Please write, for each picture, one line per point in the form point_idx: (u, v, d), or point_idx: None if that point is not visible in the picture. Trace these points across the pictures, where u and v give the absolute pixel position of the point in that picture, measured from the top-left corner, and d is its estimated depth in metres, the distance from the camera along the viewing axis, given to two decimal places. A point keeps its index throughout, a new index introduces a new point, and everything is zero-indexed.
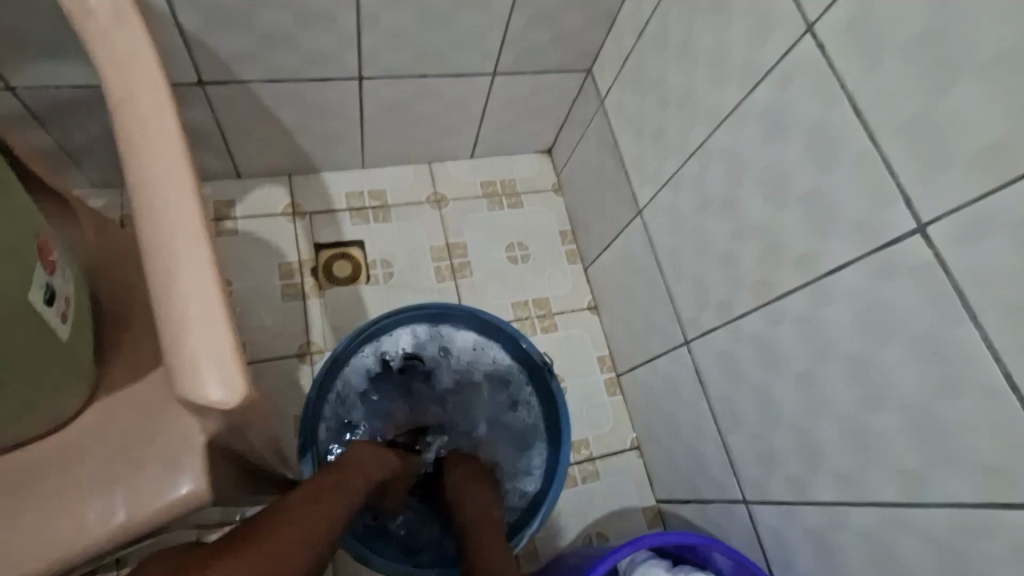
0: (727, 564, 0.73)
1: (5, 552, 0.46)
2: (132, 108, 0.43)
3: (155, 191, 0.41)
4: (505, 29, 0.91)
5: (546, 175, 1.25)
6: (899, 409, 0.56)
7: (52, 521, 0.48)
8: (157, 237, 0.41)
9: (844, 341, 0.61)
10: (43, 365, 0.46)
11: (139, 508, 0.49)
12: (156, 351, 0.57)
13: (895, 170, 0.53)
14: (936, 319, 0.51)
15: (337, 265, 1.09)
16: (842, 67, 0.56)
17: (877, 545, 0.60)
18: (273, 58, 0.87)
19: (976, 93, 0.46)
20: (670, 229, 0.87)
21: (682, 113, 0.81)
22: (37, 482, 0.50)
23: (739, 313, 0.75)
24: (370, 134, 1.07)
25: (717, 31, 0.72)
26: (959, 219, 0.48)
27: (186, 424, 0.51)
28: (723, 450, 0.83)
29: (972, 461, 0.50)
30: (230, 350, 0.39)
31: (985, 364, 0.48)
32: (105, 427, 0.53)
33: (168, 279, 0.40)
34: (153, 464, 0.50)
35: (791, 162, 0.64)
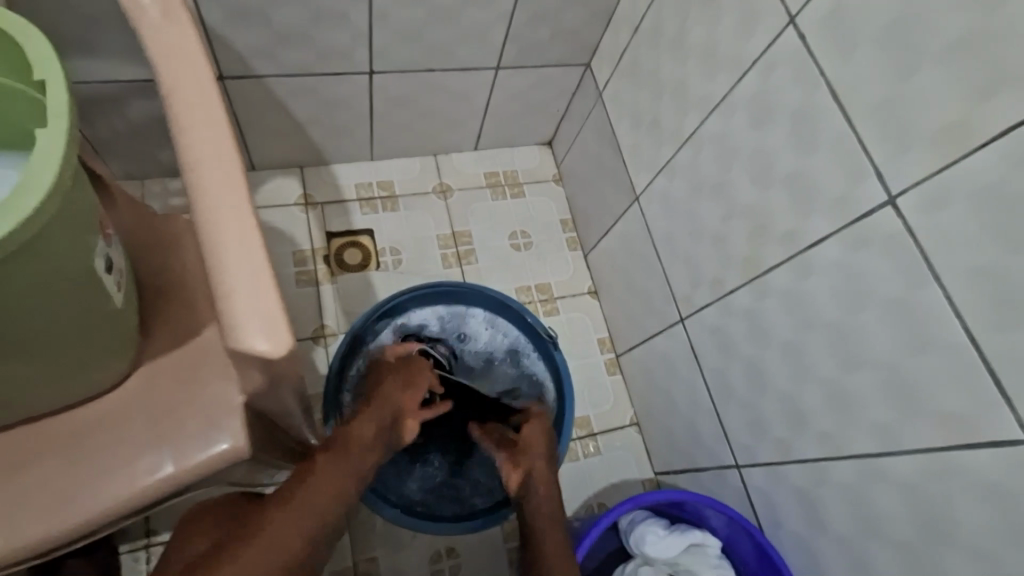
0: (719, 521, 0.79)
1: (68, 498, 0.52)
2: (182, 94, 0.48)
3: (204, 168, 0.47)
4: (508, 25, 0.96)
5: (547, 167, 1.30)
6: (874, 368, 0.61)
7: (108, 473, 0.53)
8: (207, 208, 0.46)
9: (824, 309, 0.66)
10: (98, 328, 0.51)
11: (185, 460, 0.54)
12: (194, 321, 0.62)
13: (869, 149, 0.58)
14: (905, 282, 0.56)
15: (347, 253, 1.14)
16: (821, 56, 0.61)
17: (857, 496, 0.66)
18: (289, 54, 0.92)
19: (938, 77, 0.51)
20: (665, 213, 0.92)
21: (675, 103, 0.86)
22: (90, 438, 0.55)
23: (730, 289, 0.80)
24: (379, 127, 1.12)
25: (707, 26, 0.77)
26: (925, 190, 0.53)
27: (226, 387, 0.57)
28: (716, 420, 0.88)
29: (937, 410, 0.55)
30: (276, 306, 0.44)
31: (948, 322, 0.53)
32: (148, 389, 0.58)
33: (217, 243, 0.45)
34: (196, 422, 0.55)
35: (775, 145, 0.69)
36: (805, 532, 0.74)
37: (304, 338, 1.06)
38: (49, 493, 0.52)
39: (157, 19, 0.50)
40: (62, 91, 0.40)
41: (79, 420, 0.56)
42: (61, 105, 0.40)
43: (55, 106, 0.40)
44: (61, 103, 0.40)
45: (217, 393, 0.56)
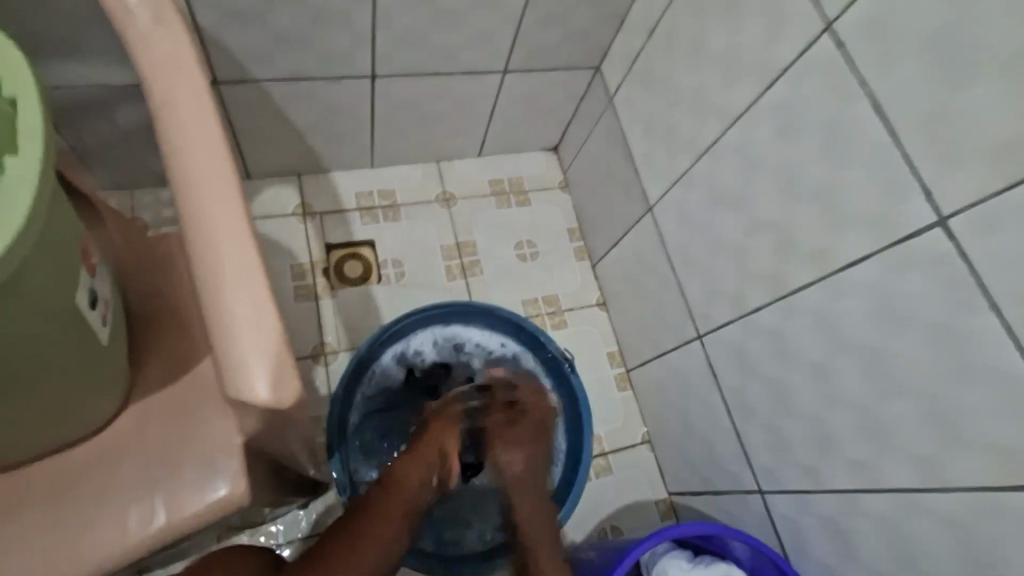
0: (745, 553, 0.75)
1: (50, 554, 0.47)
2: (174, 112, 0.44)
3: (200, 192, 0.42)
4: (516, 27, 0.92)
5: (552, 174, 1.26)
6: (917, 398, 0.57)
7: (94, 526, 0.48)
8: (203, 237, 0.41)
9: (860, 334, 0.62)
10: (83, 368, 0.46)
11: (179, 509, 0.49)
12: (189, 351, 0.57)
13: (915, 165, 0.54)
14: (955, 308, 0.52)
15: (347, 265, 1.09)
16: (861, 65, 0.58)
17: (894, 529, 0.62)
18: (288, 59, 0.87)
19: (995, 91, 0.48)
20: (682, 225, 0.88)
21: (693, 110, 0.82)
22: (75, 486, 0.50)
23: (754, 306, 0.76)
24: (379, 133, 1.07)
25: (729, 31, 0.73)
26: (979, 210, 0.50)
27: (224, 425, 0.52)
28: (736, 442, 0.84)
29: (989, 445, 0.52)
30: (279, 349, 0.40)
31: (1003, 352, 0.49)
32: (138, 430, 0.53)
33: (215, 278, 0.41)
34: (191, 465, 0.50)
35: (806, 158, 0.65)
36: (837, 563, 0.71)
37: (303, 355, 1.02)
38: (27, 550, 0.47)
39: (146, 27, 0.45)
40: (36, 112, 0.36)
41: (62, 466, 0.51)
42: (36, 128, 0.35)
43: (29, 129, 0.35)
44: (35, 125, 0.35)
45: (214, 433, 0.52)
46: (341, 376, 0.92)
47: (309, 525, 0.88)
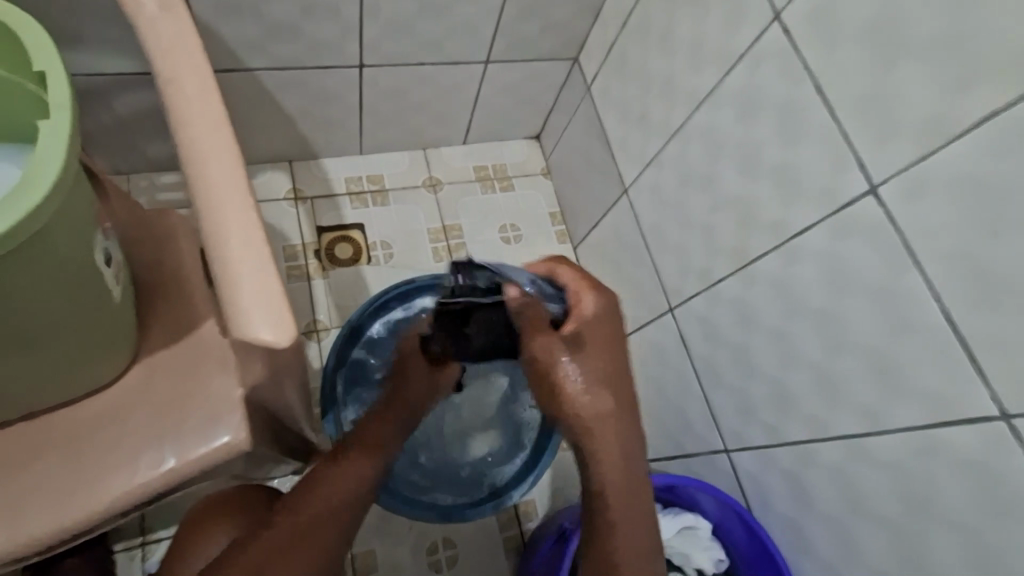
0: (710, 504, 0.81)
1: (69, 493, 0.51)
2: (180, 89, 0.48)
3: (205, 161, 0.47)
4: (498, 18, 0.97)
5: (535, 160, 1.31)
6: (860, 352, 0.63)
7: (108, 469, 0.52)
8: (208, 201, 0.46)
9: (811, 297, 0.68)
10: (97, 323, 0.50)
11: (185, 453, 0.54)
12: (192, 314, 0.61)
13: (853, 140, 0.60)
14: (890, 268, 0.58)
15: (338, 247, 1.14)
16: (807, 50, 0.63)
17: (842, 475, 0.68)
18: (281, 48, 0.91)
19: (917, 71, 0.54)
20: (655, 205, 0.94)
21: (664, 97, 0.87)
22: (90, 435, 0.54)
23: (719, 278, 0.82)
24: (368, 120, 1.12)
25: (694, 21, 0.79)
26: (905, 179, 0.56)
27: (227, 380, 0.57)
28: (705, 406, 0.90)
29: (920, 391, 0.58)
30: (279, 299, 0.45)
31: (928, 305, 0.55)
32: (147, 384, 0.57)
33: (219, 237, 0.45)
34: (196, 415, 0.55)
35: (761, 137, 0.71)
36: (793, 511, 0.77)
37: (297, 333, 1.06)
38: (48, 488, 0.51)
39: (155, 13, 0.50)
40: (63, 83, 0.40)
41: (78, 416, 0.55)
42: (64, 97, 0.40)
43: (58, 98, 0.40)
44: (63, 95, 0.40)
45: (218, 387, 0.57)
46: (335, 341, 0.92)
47: None
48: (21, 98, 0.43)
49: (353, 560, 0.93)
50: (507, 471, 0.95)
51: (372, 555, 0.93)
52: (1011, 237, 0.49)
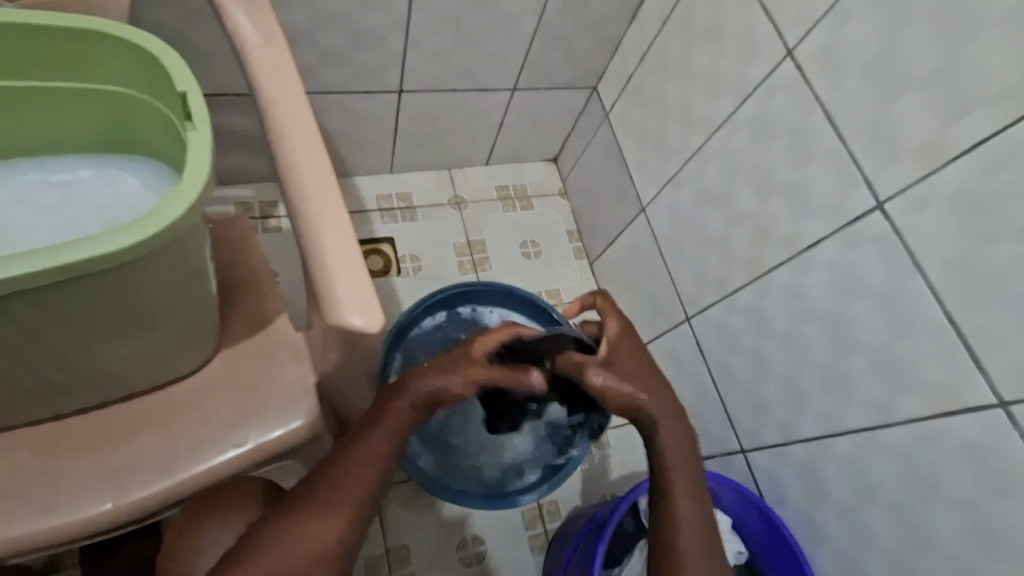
0: (730, 497, 0.87)
1: (164, 466, 0.57)
2: (278, 106, 0.55)
3: (301, 169, 0.53)
4: (528, 50, 1.06)
5: (552, 181, 1.39)
6: (868, 350, 0.70)
7: (198, 446, 0.58)
8: (306, 204, 0.52)
9: (822, 302, 0.75)
10: (198, 312, 0.56)
11: (266, 434, 0.59)
12: (265, 309, 0.67)
13: (859, 161, 0.68)
14: (893, 274, 0.66)
15: (370, 260, 1.20)
16: (816, 84, 0.72)
17: (853, 466, 0.74)
18: (331, 73, 0.99)
19: (915, 102, 0.62)
20: (671, 221, 1.01)
21: (681, 122, 0.96)
22: (179, 415, 0.59)
23: (734, 287, 0.89)
24: (401, 142, 1.20)
25: (711, 56, 0.87)
26: (907, 196, 0.63)
27: (301, 369, 0.62)
28: (721, 408, 0.96)
29: (924, 383, 0.64)
30: (368, 290, 0.51)
31: (931, 305, 0.62)
32: (228, 371, 0.62)
33: (315, 236, 0.52)
34: (274, 400, 0.61)
35: (774, 159, 0.79)
36: (807, 504, 0.82)
37: None
38: (146, 462, 0.57)
39: (257, 43, 0.57)
40: (200, 100, 0.47)
41: (168, 398, 0.60)
42: (203, 114, 0.47)
43: (198, 114, 0.47)
44: (202, 111, 0.47)
45: (294, 374, 0.62)
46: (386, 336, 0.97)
47: None
48: (166, 118, 0.51)
49: (387, 554, 0.96)
50: (531, 474, 1.00)
51: (405, 551, 0.97)
52: (1002, 244, 0.56)
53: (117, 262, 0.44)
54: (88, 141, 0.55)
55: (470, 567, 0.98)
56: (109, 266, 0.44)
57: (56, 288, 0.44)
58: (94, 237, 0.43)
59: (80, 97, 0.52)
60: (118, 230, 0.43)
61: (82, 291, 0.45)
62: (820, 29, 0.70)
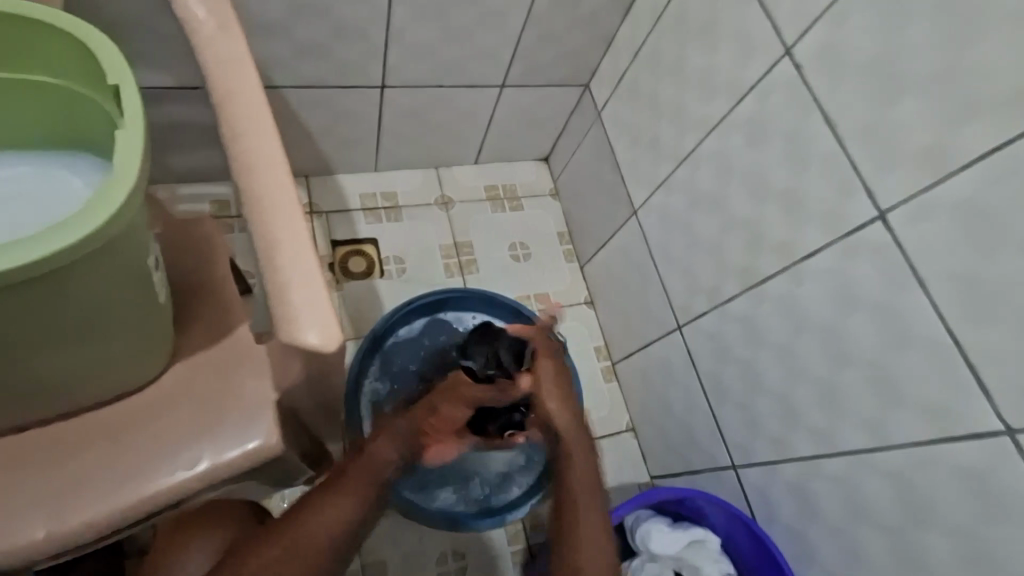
0: (719, 516, 0.83)
1: (108, 491, 0.52)
2: (233, 103, 0.51)
3: (257, 172, 0.49)
4: (515, 45, 1.01)
5: (543, 181, 1.35)
6: (864, 368, 0.66)
7: (147, 467, 0.54)
8: (260, 210, 0.49)
9: (817, 315, 0.71)
10: (144, 325, 0.52)
11: (221, 455, 0.55)
12: (228, 319, 0.63)
13: (859, 167, 0.64)
14: (893, 288, 0.62)
15: (352, 261, 1.16)
16: (814, 84, 0.68)
17: (846, 488, 0.70)
18: (308, 67, 0.95)
19: (919, 106, 0.58)
20: (663, 226, 0.97)
21: (674, 123, 0.92)
22: (127, 433, 0.55)
23: (726, 296, 0.86)
24: (385, 139, 1.15)
25: (706, 54, 0.83)
26: (908, 206, 0.59)
27: (261, 385, 0.58)
28: (712, 421, 0.92)
29: (923, 405, 0.60)
30: (326, 305, 0.47)
31: (932, 322, 0.59)
32: (184, 386, 0.58)
33: (270, 246, 0.48)
34: (231, 419, 0.57)
35: (770, 164, 0.75)
36: (799, 524, 0.78)
37: None
38: (90, 484, 0.53)
39: (212, 35, 0.53)
40: (136, 96, 0.43)
41: (118, 413, 0.56)
42: (136, 111, 0.43)
43: (131, 111, 0.43)
44: (135, 107, 0.43)
45: (253, 391, 0.58)
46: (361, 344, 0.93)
47: None
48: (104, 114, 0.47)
49: (364, 569, 0.93)
50: (514, 491, 0.96)
51: (383, 566, 0.93)
52: (1009, 260, 0.52)
53: (33, 275, 0.40)
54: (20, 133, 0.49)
55: None
56: (25, 279, 0.40)
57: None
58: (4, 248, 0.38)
59: (5, 86, 0.47)
60: (30, 239, 0.39)
61: (5, 303, 0.42)
62: (820, 26, 0.66)
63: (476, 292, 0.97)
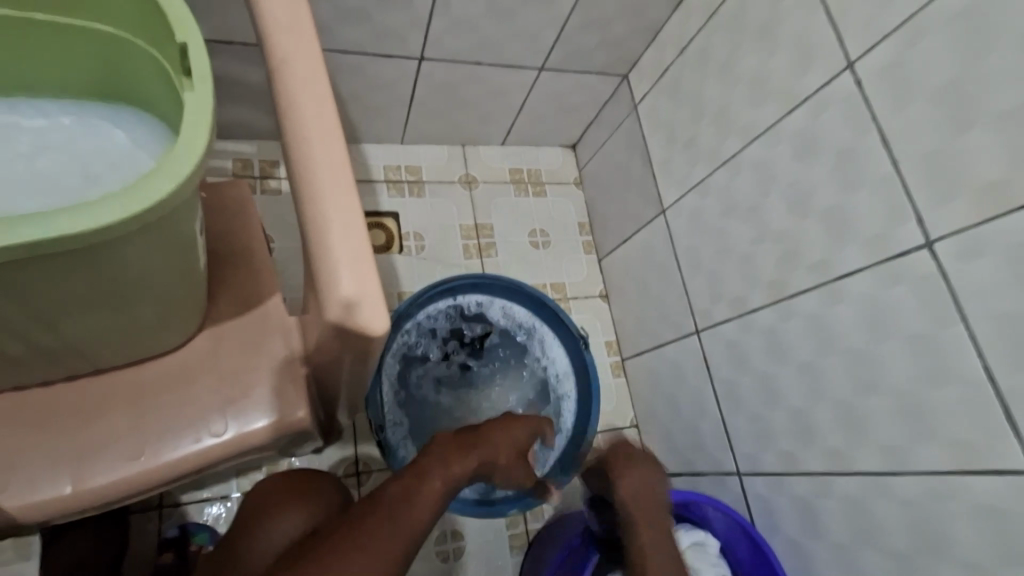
0: (721, 522, 0.85)
1: (136, 453, 0.52)
2: (291, 67, 0.49)
3: (311, 140, 0.47)
4: (561, 29, 0.98)
5: (568, 168, 1.33)
6: (892, 396, 0.67)
7: (172, 433, 0.53)
8: (310, 183, 0.47)
9: (847, 338, 0.71)
10: (183, 289, 0.51)
11: (248, 426, 0.55)
12: (260, 287, 0.62)
13: (912, 194, 0.63)
14: (935, 321, 0.62)
15: (371, 233, 1.15)
16: (876, 102, 0.67)
17: (856, 508, 0.72)
18: (348, 31, 0.91)
19: (985, 139, 0.57)
20: (692, 228, 0.97)
21: (716, 125, 0.90)
22: (158, 396, 0.55)
23: (752, 307, 0.85)
24: (415, 112, 1.13)
25: (760, 58, 0.81)
26: (960, 238, 0.59)
27: (291, 359, 0.58)
28: (721, 427, 0.93)
29: (950, 437, 0.61)
30: (374, 288, 0.46)
31: (970, 357, 0.59)
32: (213, 355, 0.57)
33: (320, 221, 0.46)
34: (259, 392, 0.56)
35: (815, 179, 0.74)
36: (801, 537, 0.80)
37: None
38: (112, 446, 0.52)
39: None
40: (203, 54, 0.40)
41: (141, 375, 0.56)
42: (206, 72, 0.40)
43: (200, 71, 0.40)
44: (206, 69, 0.40)
45: (282, 367, 0.58)
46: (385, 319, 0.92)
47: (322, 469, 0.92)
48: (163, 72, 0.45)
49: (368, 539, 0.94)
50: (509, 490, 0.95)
51: None
52: None
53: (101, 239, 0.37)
54: (91, 86, 0.49)
55: (447, 563, 0.96)
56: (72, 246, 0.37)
57: (12, 264, 0.37)
58: (48, 213, 0.35)
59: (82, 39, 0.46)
60: (83, 206, 0.35)
61: (62, 266, 0.40)
62: (891, 42, 0.65)
63: (501, 278, 0.96)
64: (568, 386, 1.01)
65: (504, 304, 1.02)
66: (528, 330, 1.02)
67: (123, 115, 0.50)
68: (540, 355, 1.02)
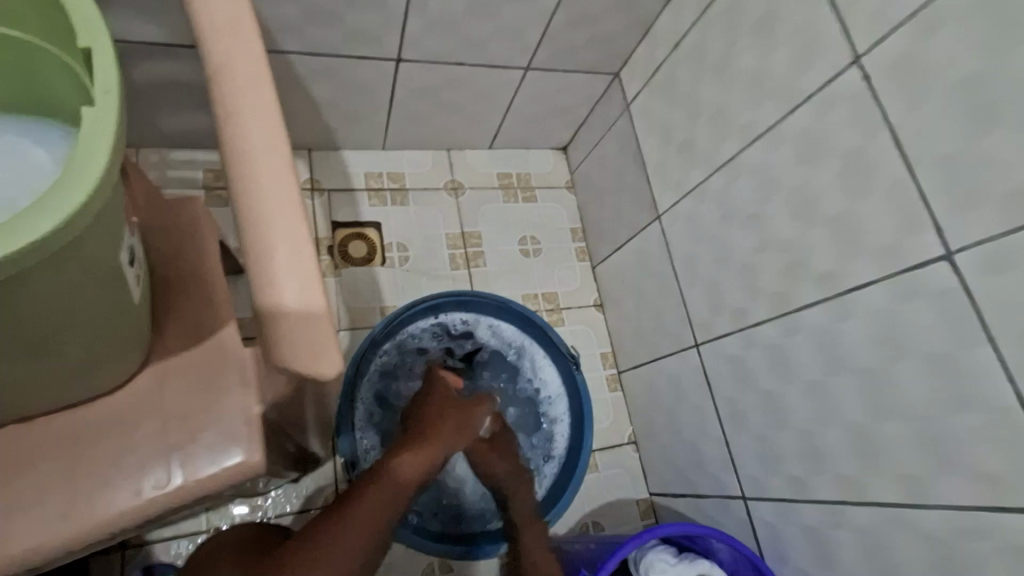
0: (726, 554, 0.79)
1: (67, 509, 0.46)
2: (231, 73, 0.44)
3: (252, 157, 0.42)
4: (546, 26, 0.92)
5: (560, 172, 1.27)
6: (908, 421, 0.61)
7: (109, 484, 0.47)
8: (251, 203, 0.41)
9: (859, 356, 0.66)
10: (115, 327, 0.45)
11: (194, 474, 0.48)
12: (215, 315, 0.56)
13: (929, 201, 0.58)
14: (956, 341, 0.56)
15: (352, 245, 1.09)
16: (887, 100, 0.61)
17: (873, 543, 0.66)
18: (318, 31, 0.85)
19: (1011, 141, 0.51)
20: (689, 236, 0.91)
21: (714, 127, 0.85)
22: (92, 442, 0.49)
23: (755, 320, 0.80)
24: (395, 117, 1.07)
25: (760, 53, 0.76)
26: (986, 251, 0.53)
27: (244, 398, 0.52)
28: (724, 447, 0.88)
29: (975, 470, 0.56)
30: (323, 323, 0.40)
31: (998, 382, 0.53)
32: (159, 395, 0.52)
33: (263, 248, 0.40)
34: (208, 434, 0.50)
35: (821, 184, 0.69)
36: (812, 567, 0.75)
37: None
38: (38, 504, 0.46)
39: None
40: (108, 63, 0.36)
41: (79, 418, 0.50)
42: (111, 82, 0.35)
43: (104, 82, 0.35)
44: (111, 80, 0.35)
45: (235, 404, 0.51)
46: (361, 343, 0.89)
47: (300, 500, 0.87)
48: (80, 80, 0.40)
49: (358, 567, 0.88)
50: None
51: None
52: None
53: None
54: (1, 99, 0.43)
55: None
56: None
57: None
58: None
59: None
60: None
61: None
62: (902, 34, 0.59)
63: (483, 295, 0.92)
64: (558, 408, 0.96)
65: (488, 323, 0.98)
66: (514, 348, 0.98)
67: (43, 129, 0.43)
68: (527, 375, 0.98)
